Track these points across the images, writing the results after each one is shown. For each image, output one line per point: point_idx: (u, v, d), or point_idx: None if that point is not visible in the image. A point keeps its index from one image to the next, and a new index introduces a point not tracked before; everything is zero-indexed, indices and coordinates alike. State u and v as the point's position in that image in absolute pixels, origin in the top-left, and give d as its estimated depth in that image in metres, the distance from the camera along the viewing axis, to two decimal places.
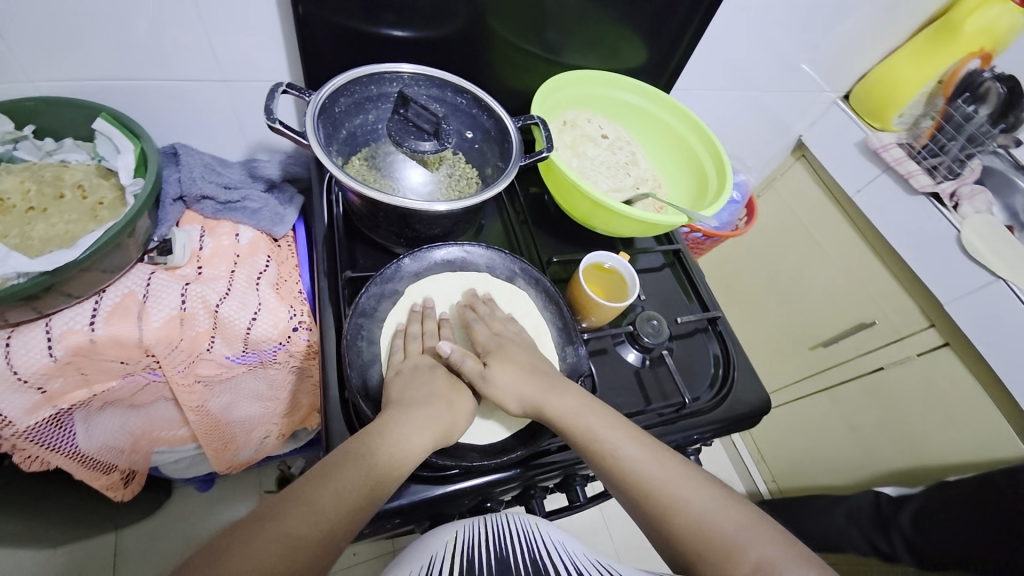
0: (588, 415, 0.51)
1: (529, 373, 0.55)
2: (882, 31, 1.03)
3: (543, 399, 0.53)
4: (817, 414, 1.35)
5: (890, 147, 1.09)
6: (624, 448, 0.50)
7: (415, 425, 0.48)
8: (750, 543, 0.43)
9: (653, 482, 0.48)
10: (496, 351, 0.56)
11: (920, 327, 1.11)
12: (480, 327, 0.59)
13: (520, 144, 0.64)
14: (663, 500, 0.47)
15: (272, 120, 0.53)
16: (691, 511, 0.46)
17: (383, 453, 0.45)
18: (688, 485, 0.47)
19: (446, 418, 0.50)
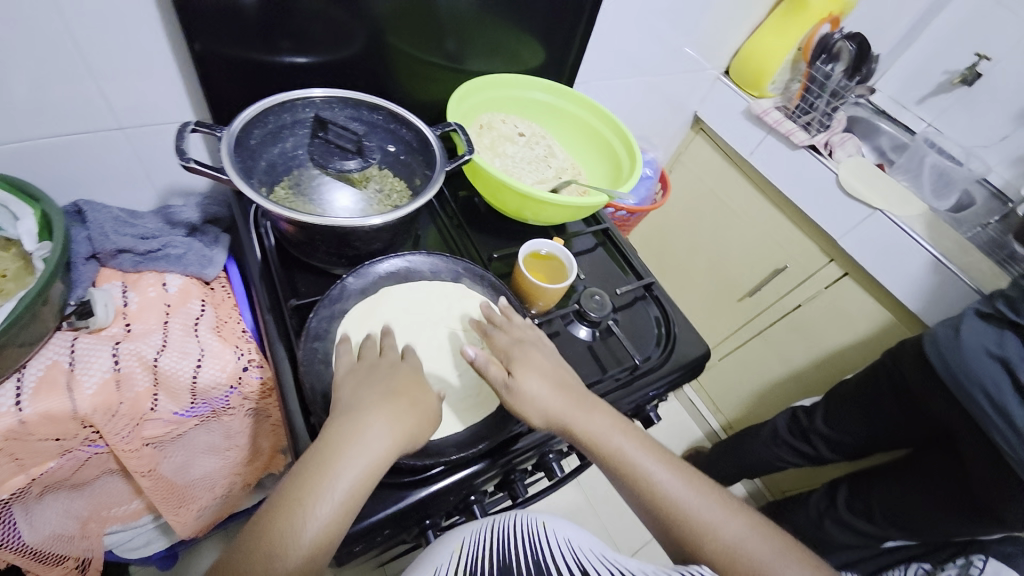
0: (623, 439, 0.55)
1: (558, 388, 0.56)
2: (746, 11, 1.15)
3: (572, 418, 0.55)
4: (756, 358, 1.48)
5: (770, 112, 1.23)
6: (657, 474, 0.54)
7: (381, 434, 0.46)
8: (775, 568, 0.51)
9: (685, 508, 0.53)
10: (521, 361, 0.57)
11: (822, 263, 1.25)
12: (500, 335, 0.60)
13: (442, 151, 0.66)
14: (696, 526, 0.52)
15: (184, 160, 0.51)
16: (722, 538, 0.52)
17: (349, 466, 0.44)
18: (719, 513, 0.53)
19: (411, 420, 0.49)
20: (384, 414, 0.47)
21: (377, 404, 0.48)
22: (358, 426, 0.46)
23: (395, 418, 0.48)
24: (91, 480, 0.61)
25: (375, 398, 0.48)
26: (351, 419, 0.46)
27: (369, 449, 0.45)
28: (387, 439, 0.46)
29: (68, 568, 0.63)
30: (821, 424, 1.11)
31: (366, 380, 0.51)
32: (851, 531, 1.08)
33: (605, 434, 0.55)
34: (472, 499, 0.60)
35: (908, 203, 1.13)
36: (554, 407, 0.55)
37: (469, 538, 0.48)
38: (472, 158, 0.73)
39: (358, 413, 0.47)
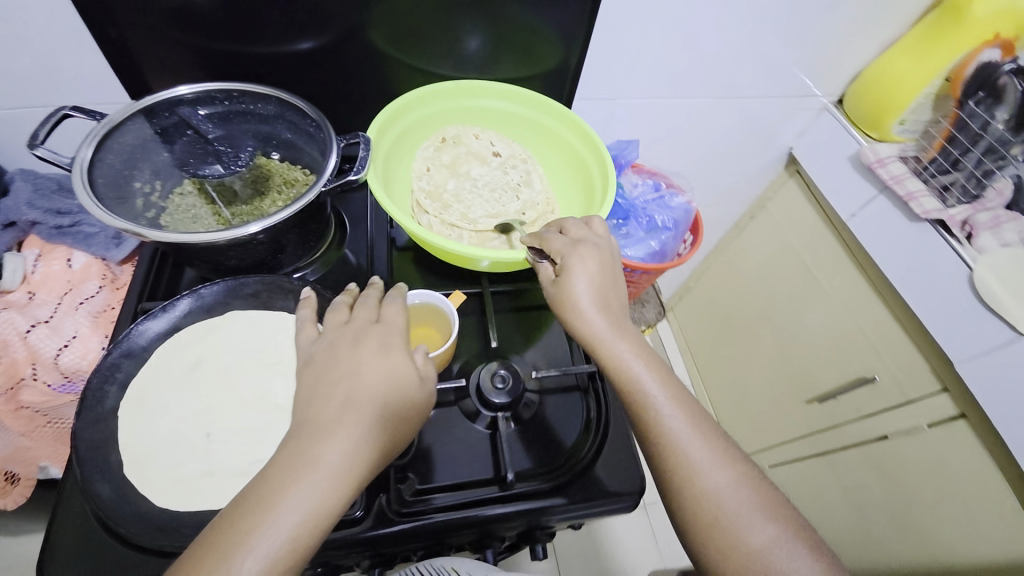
0: (640, 365, 0.50)
1: (599, 294, 0.54)
2: (872, 21, 0.83)
3: (598, 331, 0.51)
4: (815, 480, 1.12)
5: (888, 162, 0.88)
6: (660, 403, 0.48)
7: (380, 376, 0.45)
8: (757, 531, 0.43)
9: (680, 447, 0.47)
10: (576, 259, 0.55)
11: (930, 391, 0.88)
12: (556, 238, 0.58)
13: (333, 168, 0.57)
14: (684, 465, 0.46)
15: (31, 147, 0.49)
16: (706, 487, 0.45)
17: (343, 438, 0.42)
18: (715, 459, 0.46)
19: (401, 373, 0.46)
20: (355, 423, 0.42)
21: (345, 414, 0.43)
22: (319, 443, 0.41)
23: (370, 425, 0.43)
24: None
25: (338, 412, 0.43)
26: (315, 435, 0.42)
27: (330, 466, 0.40)
28: (350, 457, 0.41)
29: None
30: None
31: (330, 380, 0.45)
32: None
33: (628, 350, 0.51)
34: None
35: None
36: (593, 317, 0.52)
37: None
38: (372, 180, 0.61)
39: (333, 423, 0.42)
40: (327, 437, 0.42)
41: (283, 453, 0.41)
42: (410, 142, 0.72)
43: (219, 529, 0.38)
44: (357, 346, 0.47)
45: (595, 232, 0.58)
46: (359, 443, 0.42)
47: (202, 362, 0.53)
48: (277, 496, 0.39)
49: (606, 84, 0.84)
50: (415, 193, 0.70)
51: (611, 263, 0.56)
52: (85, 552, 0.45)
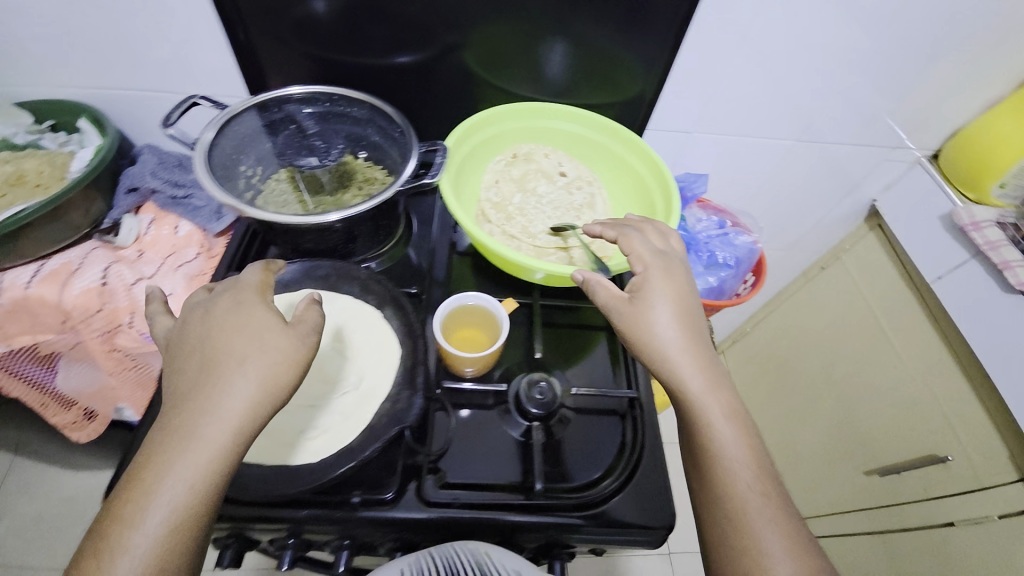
0: (721, 410, 0.47)
1: (674, 321, 0.50)
2: (979, 76, 0.79)
3: (677, 351, 0.48)
4: (863, 561, 1.03)
5: (984, 227, 0.81)
6: (736, 459, 0.45)
7: (245, 342, 0.41)
8: None
9: (742, 497, 0.43)
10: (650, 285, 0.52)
11: (1007, 479, 0.79)
12: (637, 246, 0.55)
13: (411, 170, 0.61)
14: (750, 530, 0.42)
15: (166, 126, 0.58)
16: (761, 544, 0.42)
17: (209, 411, 0.38)
18: (778, 519, 0.43)
19: (270, 336, 0.41)
20: (239, 386, 0.39)
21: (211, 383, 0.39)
22: (207, 404, 0.38)
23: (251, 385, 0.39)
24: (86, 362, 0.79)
25: (201, 380, 0.39)
26: (189, 405, 0.38)
27: (209, 440, 0.37)
28: (228, 430, 0.38)
29: (78, 413, 0.88)
30: None
31: (219, 349, 0.40)
32: None
33: (710, 388, 0.47)
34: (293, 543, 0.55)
35: None
36: (671, 343, 0.49)
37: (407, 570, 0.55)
38: (446, 184, 0.65)
39: (192, 402, 0.38)
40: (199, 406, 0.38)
41: (163, 421, 0.38)
42: (482, 154, 0.76)
43: (103, 528, 0.35)
44: (250, 317, 0.42)
45: (671, 251, 0.56)
46: (225, 415, 0.38)
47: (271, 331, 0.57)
48: (137, 483, 0.36)
49: (680, 118, 0.85)
50: (482, 203, 0.74)
51: (687, 285, 0.54)
52: None
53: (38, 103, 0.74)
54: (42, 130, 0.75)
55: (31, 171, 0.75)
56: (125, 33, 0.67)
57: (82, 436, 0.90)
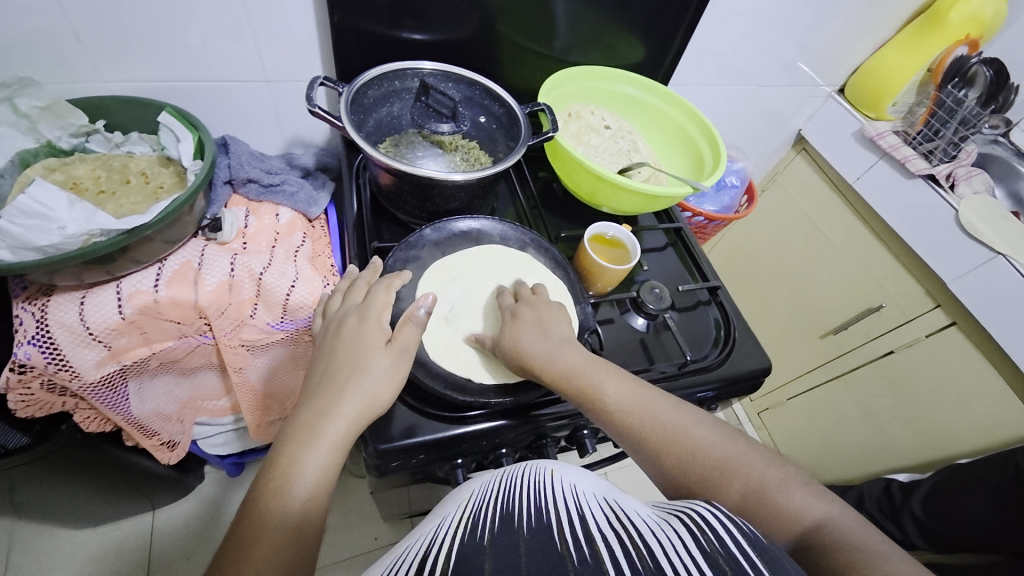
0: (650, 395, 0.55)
1: (526, 317, 0.60)
2: (871, 27, 1.09)
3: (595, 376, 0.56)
4: (832, 402, 1.37)
5: (886, 135, 1.15)
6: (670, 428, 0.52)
7: (305, 429, 0.46)
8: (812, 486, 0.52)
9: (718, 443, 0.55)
10: (506, 310, 0.61)
11: (926, 308, 1.14)
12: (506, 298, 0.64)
13: (528, 125, 0.71)
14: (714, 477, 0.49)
15: (311, 105, 0.61)
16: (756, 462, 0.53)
17: (280, 511, 0.43)
18: None
19: (327, 424, 0.47)
20: (362, 379, 0.50)
21: (336, 389, 0.49)
22: (336, 402, 0.48)
23: (380, 378, 0.51)
24: (196, 371, 0.79)
25: (268, 488, 0.44)
26: (317, 405, 0.48)
27: (335, 435, 0.47)
28: (349, 422, 0.48)
29: (161, 441, 0.79)
30: (917, 506, 1.03)
31: (337, 362, 0.51)
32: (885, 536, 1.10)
33: (571, 366, 0.55)
34: (502, 453, 0.64)
35: None
36: (533, 347, 0.57)
37: (478, 490, 0.46)
38: (555, 137, 0.77)
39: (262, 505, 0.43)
40: (325, 408, 0.48)
41: (289, 429, 0.47)
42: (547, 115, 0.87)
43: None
44: (363, 328, 0.53)
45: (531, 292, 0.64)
46: (295, 509, 0.43)
47: (437, 282, 0.67)
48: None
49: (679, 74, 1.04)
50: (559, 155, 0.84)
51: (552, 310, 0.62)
52: (388, 425, 0.57)
53: (96, 99, 0.68)
54: (95, 130, 0.69)
55: (86, 177, 0.67)
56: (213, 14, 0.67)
57: (166, 462, 0.83)
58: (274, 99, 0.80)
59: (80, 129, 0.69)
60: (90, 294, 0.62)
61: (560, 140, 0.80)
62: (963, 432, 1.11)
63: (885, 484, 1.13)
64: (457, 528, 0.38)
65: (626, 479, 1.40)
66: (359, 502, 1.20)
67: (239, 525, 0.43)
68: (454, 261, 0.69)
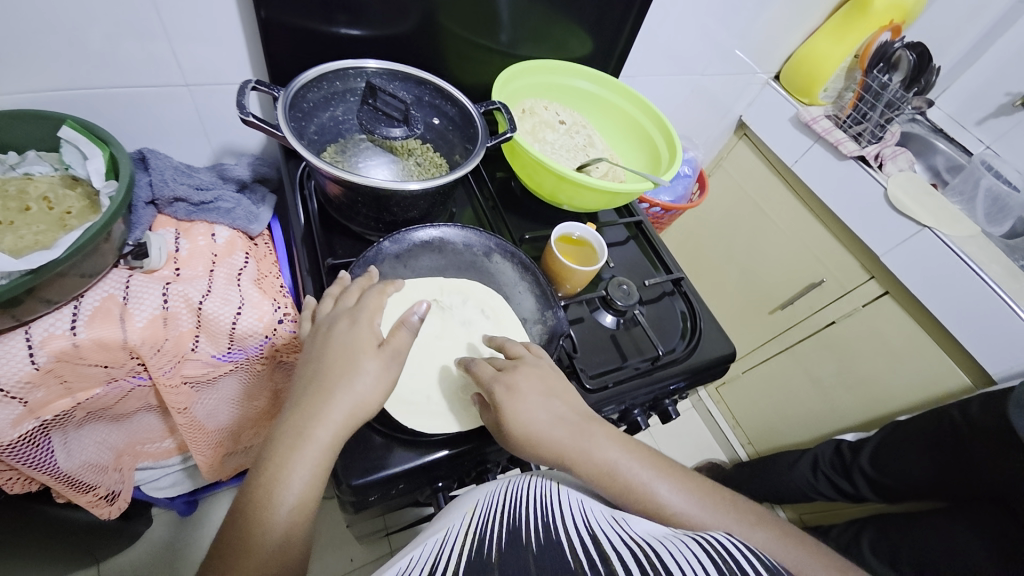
0: None
1: (544, 398, 0.52)
2: (802, 15, 1.14)
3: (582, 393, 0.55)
4: (784, 374, 1.45)
5: (819, 120, 1.21)
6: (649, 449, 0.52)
7: (288, 437, 0.43)
8: None
9: None
10: (507, 392, 0.52)
11: (862, 280, 1.22)
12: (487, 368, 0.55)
13: (484, 126, 0.68)
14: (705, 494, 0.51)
15: (245, 113, 0.55)
16: None
17: (263, 530, 0.40)
18: None
19: (314, 429, 0.43)
20: (352, 382, 0.45)
21: (323, 392, 0.44)
22: (325, 407, 0.44)
23: (370, 382, 0.46)
24: (132, 414, 0.70)
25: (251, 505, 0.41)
26: (303, 410, 0.44)
27: (322, 441, 0.43)
28: (338, 430, 0.44)
29: (99, 496, 0.70)
30: (866, 463, 1.11)
31: (326, 366, 0.46)
32: (835, 488, 1.18)
33: (609, 461, 0.50)
34: (487, 467, 0.62)
35: (958, 222, 1.10)
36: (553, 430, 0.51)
37: (484, 499, 0.45)
38: (512, 137, 0.74)
39: (246, 524, 0.40)
40: (311, 413, 0.43)
41: (272, 437, 0.43)
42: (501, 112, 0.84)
43: None
44: (354, 332, 0.48)
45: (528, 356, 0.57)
46: (282, 526, 0.40)
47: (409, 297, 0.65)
48: None
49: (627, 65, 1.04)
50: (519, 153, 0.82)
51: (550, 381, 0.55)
52: (360, 458, 0.53)
53: None
54: None
55: None
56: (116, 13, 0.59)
57: (105, 517, 0.74)
58: (198, 106, 0.72)
59: None
60: None
61: (518, 140, 0.78)
62: (901, 394, 1.19)
63: (836, 445, 1.20)
64: (465, 544, 0.36)
65: None
66: (328, 526, 1.13)
67: (221, 540, 0.40)
68: (445, 283, 0.68)
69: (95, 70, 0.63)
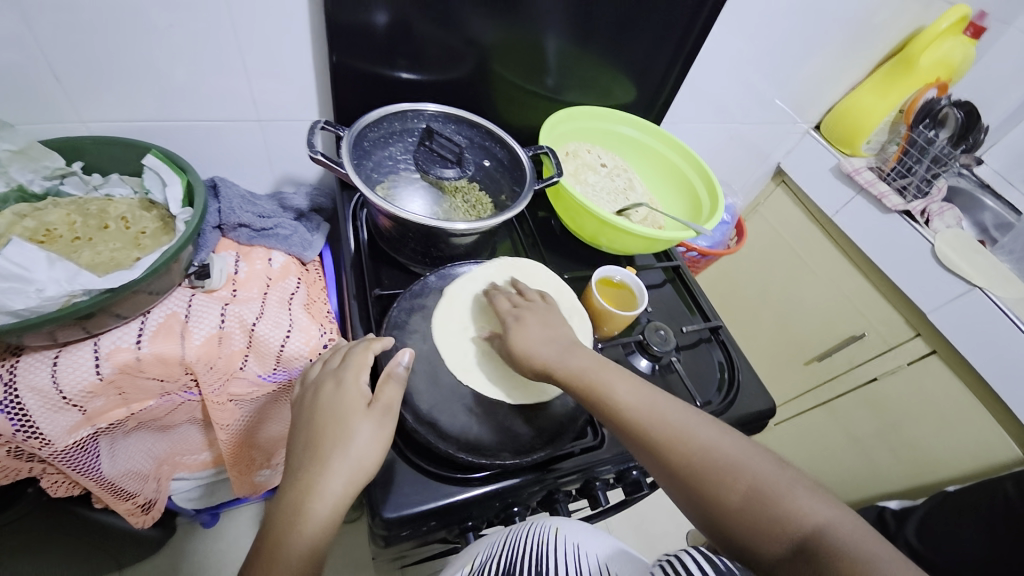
0: None
1: (546, 341, 0.58)
2: (844, 69, 1.15)
3: None
4: (819, 427, 1.40)
5: (862, 171, 1.20)
6: None
7: (289, 512, 0.43)
8: None
9: None
10: (517, 322, 0.60)
11: (906, 336, 1.18)
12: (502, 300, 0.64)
13: (532, 169, 0.71)
14: None
15: (314, 152, 0.59)
16: None
17: None
18: None
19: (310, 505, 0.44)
20: (346, 447, 0.47)
21: (319, 458, 0.46)
22: (321, 473, 0.45)
23: (365, 443, 0.47)
24: (176, 426, 0.73)
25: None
26: (300, 480, 0.45)
27: (321, 514, 0.44)
28: (337, 499, 0.45)
29: (137, 504, 0.72)
30: (910, 534, 1.04)
31: (318, 431, 0.48)
32: None
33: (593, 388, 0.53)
34: (515, 510, 0.61)
35: (1011, 283, 1.06)
36: None
37: (486, 548, 0.48)
38: (558, 180, 0.77)
39: None
40: (308, 483, 0.45)
41: (274, 508, 0.44)
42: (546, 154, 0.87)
43: None
44: (340, 395, 0.50)
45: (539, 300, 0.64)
46: None
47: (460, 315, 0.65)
48: None
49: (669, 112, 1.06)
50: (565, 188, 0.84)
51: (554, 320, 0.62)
52: (395, 490, 0.54)
53: (73, 140, 0.64)
54: (72, 172, 0.65)
55: (60, 223, 0.62)
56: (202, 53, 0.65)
57: (139, 525, 0.76)
58: (265, 139, 0.77)
59: (56, 171, 0.64)
60: (64, 352, 0.57)
61: (563, 183, 0.80)
62: (948, 460, 1.13)
63: (878, 512, 1.15)
64: None
65: (623, 514, 1.37)
66: (345, 551, 1.13)
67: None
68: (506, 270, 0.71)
69: (177, 103, 0.68)
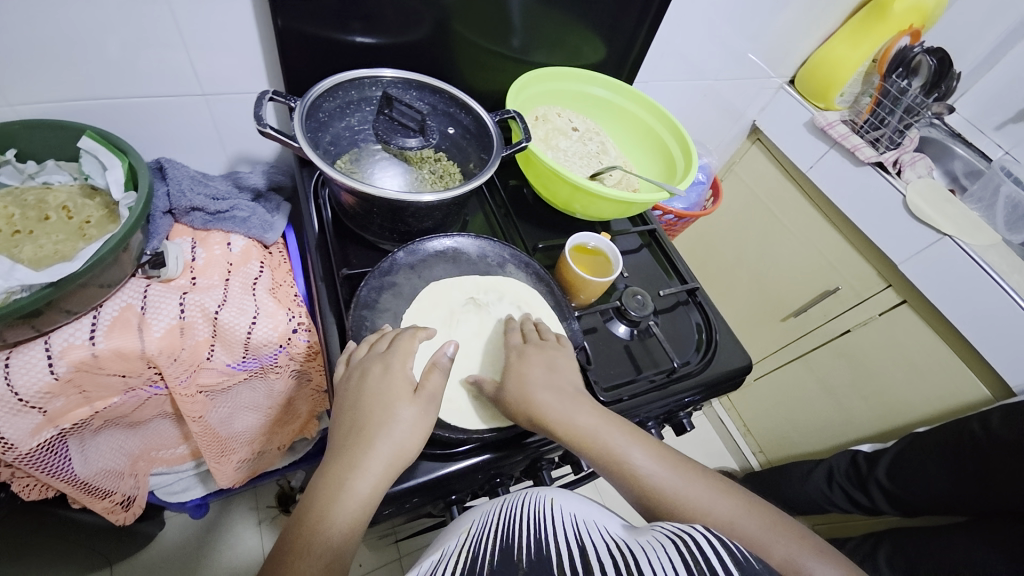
0: (644, 451, 0.51)
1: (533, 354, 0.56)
2: (818, 19, 1.13)
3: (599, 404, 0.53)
4: (796, 381, 1.44)
5: (835, 125, 1.20)
6: (672, 469, 0.50)
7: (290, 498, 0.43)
8: None
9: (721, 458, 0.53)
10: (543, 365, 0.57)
11: (879, 288, 1.20)
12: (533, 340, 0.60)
13: (501, 136, 0.67)
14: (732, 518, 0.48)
15: (262, 125, 0.55)
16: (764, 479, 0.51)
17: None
18: None
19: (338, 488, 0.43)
20: (390, 430, 0.46)
21: (363, 442, 0.45)
22: (363, 454, 0.44)
23: (407, 430, 0.46)
24: (147, 421, 0.71)
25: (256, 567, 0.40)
26: (344, 460, 0.44)
27: (361, 493, 0.43)
28: (377, 479, 0.44)
29: (115, 502, 0.71)
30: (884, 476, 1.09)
31: (364, 414, 0.46)
32: (852, 500, 1.16)
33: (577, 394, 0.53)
34: (497, 481, 0.62)
35: (979, 230, 1.08)
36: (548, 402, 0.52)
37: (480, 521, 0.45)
38: (528, 146, 0.73)
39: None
40: (351, 464, 0.44)
41: None
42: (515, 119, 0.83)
43: None
44: (388, 379, 0.48)
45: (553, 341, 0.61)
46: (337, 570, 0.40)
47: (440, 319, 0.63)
48: None
49: None
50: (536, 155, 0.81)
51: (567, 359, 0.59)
52: None
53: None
54: (4, 160, 0.60)
55: None
56: (130, 21, 0.59)
57: (121, 522, 0.74)
58: (213, 114, 0.72)
59: None
60: (14, 353, 0.54)
61: (532, 148, 0.78)
62: (916, 404, 1.18)
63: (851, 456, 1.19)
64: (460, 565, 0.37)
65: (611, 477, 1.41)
66: None
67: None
68: (483, 282, 0.68)
69: (112, 80, 0.63)
